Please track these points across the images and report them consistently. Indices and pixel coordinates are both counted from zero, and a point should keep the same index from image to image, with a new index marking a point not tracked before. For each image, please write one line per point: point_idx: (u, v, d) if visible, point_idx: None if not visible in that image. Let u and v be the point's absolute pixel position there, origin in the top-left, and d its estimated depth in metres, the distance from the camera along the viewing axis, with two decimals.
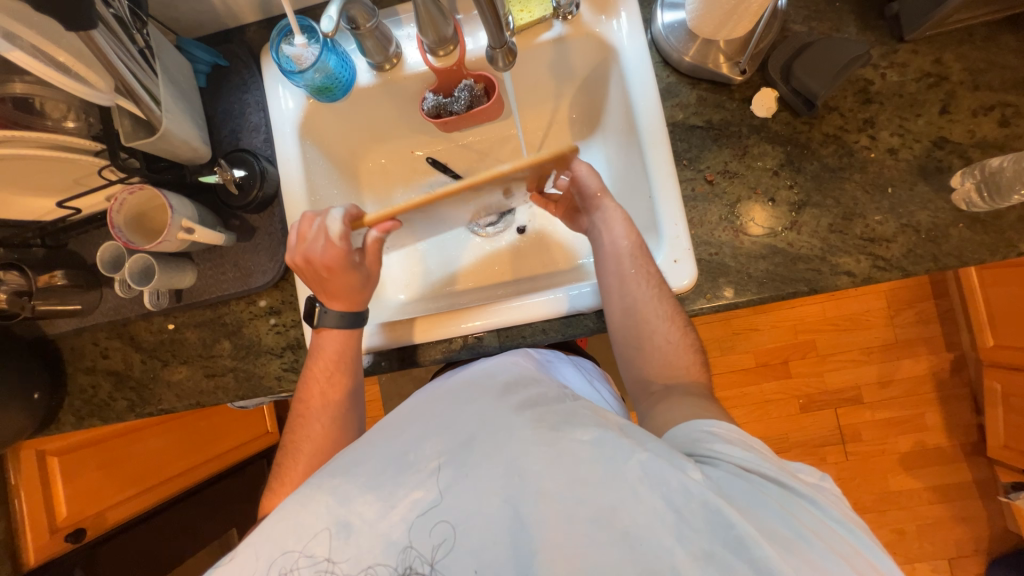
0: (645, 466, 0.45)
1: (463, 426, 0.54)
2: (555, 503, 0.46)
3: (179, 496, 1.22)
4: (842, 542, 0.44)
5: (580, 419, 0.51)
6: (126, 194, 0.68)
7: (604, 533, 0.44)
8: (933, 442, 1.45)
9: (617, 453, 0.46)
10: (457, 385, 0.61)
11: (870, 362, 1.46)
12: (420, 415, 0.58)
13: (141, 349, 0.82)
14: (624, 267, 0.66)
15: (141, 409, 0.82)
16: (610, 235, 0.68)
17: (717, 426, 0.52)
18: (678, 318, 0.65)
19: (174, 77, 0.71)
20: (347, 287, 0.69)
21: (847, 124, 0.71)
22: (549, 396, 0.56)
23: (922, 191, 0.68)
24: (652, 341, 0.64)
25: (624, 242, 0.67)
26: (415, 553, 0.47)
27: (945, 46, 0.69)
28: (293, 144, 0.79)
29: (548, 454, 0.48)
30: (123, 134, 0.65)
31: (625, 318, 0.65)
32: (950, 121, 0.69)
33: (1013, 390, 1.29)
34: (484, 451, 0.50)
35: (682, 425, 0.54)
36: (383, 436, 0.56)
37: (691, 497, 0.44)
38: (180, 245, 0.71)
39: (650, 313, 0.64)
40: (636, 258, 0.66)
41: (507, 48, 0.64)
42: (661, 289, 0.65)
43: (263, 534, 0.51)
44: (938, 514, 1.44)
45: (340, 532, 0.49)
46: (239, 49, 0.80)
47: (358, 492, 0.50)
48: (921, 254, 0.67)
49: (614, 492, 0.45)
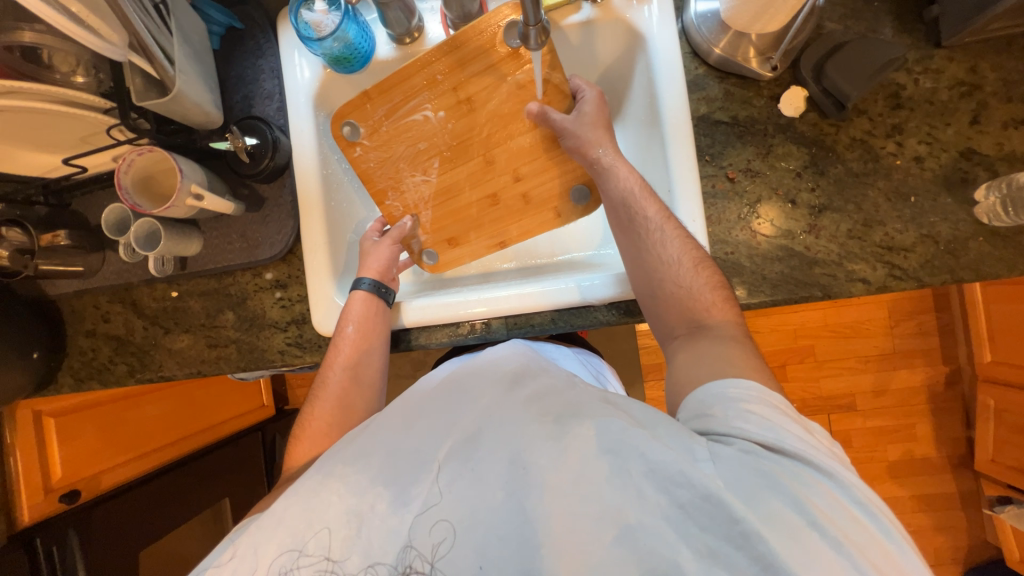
0: (648, 462, 0.44)
1: (468, 421, 0.52)
2: (561, 498, 0.45)
3: (177, 463, 1.20)
4: (860, 530, 0.42)
5: (585, 410, 0.50)
6: (135, 155, 0.66)
7: (611, 529, 0.44)
8: (922, 453, 1.47)
9: (624, 439, 0.46)
10: (461, 371, 0.62)
11: (867, 370, 1.47)
12: (432, 406, 0.56)
13: (143, 315, 0.81)
14: (626, 217, 0.65)
15: (141, 375, 0.81)
16: (610, 183, 0.67)
17: (728, 393, 0.50)
18: (691, 254, 0.62)
19: (189, 36, 0.68)
20: (389, 267, 0.74)
21: (875, 128, 0.69)
22: (558, 386, 0.55)
23: (945, 202, 0.67)
24: (664, 289, 0.62)
25: (631, 188, 0.66)
26: (414, 553, 0.47)
27: (982, 54, 0.68)
28: (306, 115, 0.77)
29: (556, 448, 0.47)
30: (134, 92, 0.62)
31: (637, 267, 0.65)
32: (979, 133, 0.67)
33: (1008, 405, 1.30)
34: (488, 440, 0.50)
35: (700, 390, 0.53)
36: (383, 426, 0.56)
37: (694, 492, 0.42)
38: (188, 211, 0.70)
39: (658, 257, 0.63)
40: (634, 202, 0.65)
41: (541, 26, 0.53)
42: (669, 228, 0.63)
43: (257, 536, 0.50)
44: (922, 523, 1.47)
45: (348, 524, 0.49)
46: (256, 12, 0.78)
47: (368, 487, 0.50)
48: (938, 266, 0.67)
49: (619, 491, 0.44)
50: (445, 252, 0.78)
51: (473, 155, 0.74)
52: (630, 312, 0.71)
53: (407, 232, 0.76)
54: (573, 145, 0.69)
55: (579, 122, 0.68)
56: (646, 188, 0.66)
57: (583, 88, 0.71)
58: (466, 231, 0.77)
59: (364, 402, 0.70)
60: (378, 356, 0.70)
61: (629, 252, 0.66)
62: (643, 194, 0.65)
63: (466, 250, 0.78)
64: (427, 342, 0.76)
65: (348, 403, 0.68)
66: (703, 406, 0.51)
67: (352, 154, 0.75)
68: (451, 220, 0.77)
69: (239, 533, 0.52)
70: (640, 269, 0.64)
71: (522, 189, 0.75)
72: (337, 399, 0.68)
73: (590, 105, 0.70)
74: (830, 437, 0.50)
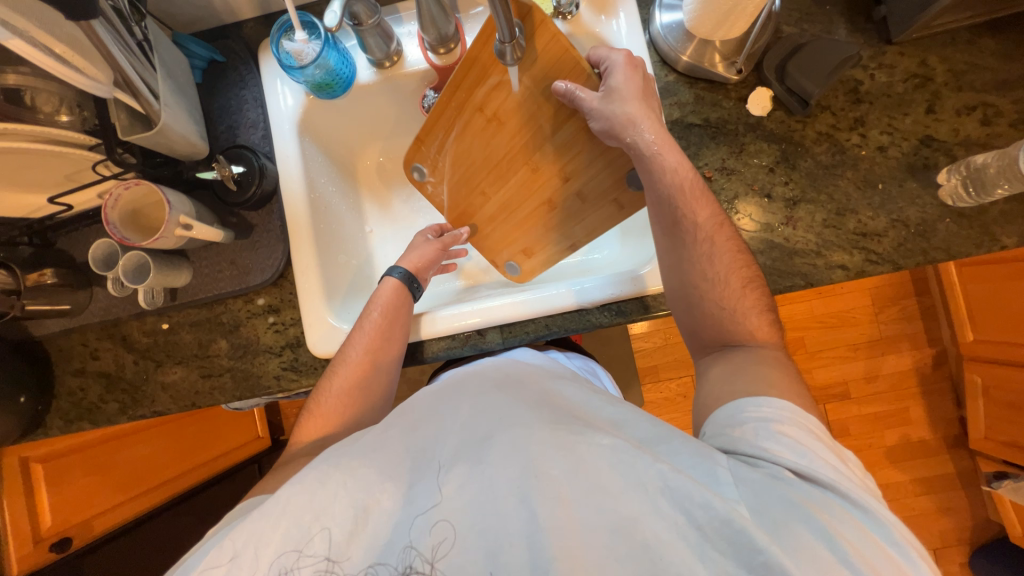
0: (665, 476, 0.44)
1: (480, 423, 0.53)
2: (573, 511, 0.44)
3: (157, 509, 1.16)
4: (890, 567, 0.40)
5: (597, 425, 0.50)
6: (121, 190, 0.67)
7: (625, 543, 0.43)
8: (918, 436, 1.49)
9: (637, 460, 0.45)
10: (475, 370, 0.65)
11: (857, 357, 1.50)
12: (446, 413, 0.56)
13: (133, 349, 0.80)
14: (677, 213, 0.62)
15: (133, 411, 0.80)
16: (656, 173, 0.61)
17: (761, 413, 0.50)
18: (738, 275, 0.61)
19: (173, 71, 0.70)
20: (425, 263, 0.77)
21: (839, 122, 0.73)
22: (580, 403, 0.56)
23: (911, 187, 0.71)
24: (704, 307, 0.62)
25: (684, 184, 0.61)
26: (413, 553, 0.45)
27: (930, 48, 0.72)
28: (292, 141, 0.79)
29: (570, 461, 0.46)
30: (120, 127, 0.64)
31: (675, 278, 0.64)
32: (936, 120, 0.71)
33: (994, 382, 1.33)
34: (500, 444, 0.49)
35: (732, 404, 0.53)
36: (391, 432, 0.55)
37: (714, 516, 0.42)
38: (177, 242, 0.70)
39: (701, 272, 0.62)
40: (685, 197, 0.61)
41: (517, 40, 0.55)
42: (718, 239, 0.62)
43: (257, 528, 0.48)
44: (925, 506, 1.48)
45: (354, 521, 0.48)
46: (237, 44, 0.79)
47: (377, 481, 0.50)
48: (911, 249, 0.70)
49: (635, 502, 0.44)
50: (525, 262, 0.83)
51: (472, 169, 0.75)
52: (622, 312, 0.72)
53: (460, 241, 0.80)
54: (605, 130, 0.61)
55: (613, 103, 0.59)
56: (689, 181, 0.61)
57: (608, 55, 0.63)
58: (537, 241, 0.79)
59: (377, 388, 0.68)
60: (399, 342, 0.70)
61: (671, 254, 0.64)
62: (695, 193, 0.62)
63: (541, 258, 0.81)
64: (421, 357, 0.76)
65: (365, 388, 0.67)
66: (732, 422, 0.51)
67: (426, 191, 0.81)
68: (520, 234, 0.79)
69: (232, 530, 0.50)
70: (677, 276, 0.64)
71: (573, 187, 0.71)
72: (352, 383, 0.67)
73: (624, 80, 0.61)
74: (863, 467, 0.49)
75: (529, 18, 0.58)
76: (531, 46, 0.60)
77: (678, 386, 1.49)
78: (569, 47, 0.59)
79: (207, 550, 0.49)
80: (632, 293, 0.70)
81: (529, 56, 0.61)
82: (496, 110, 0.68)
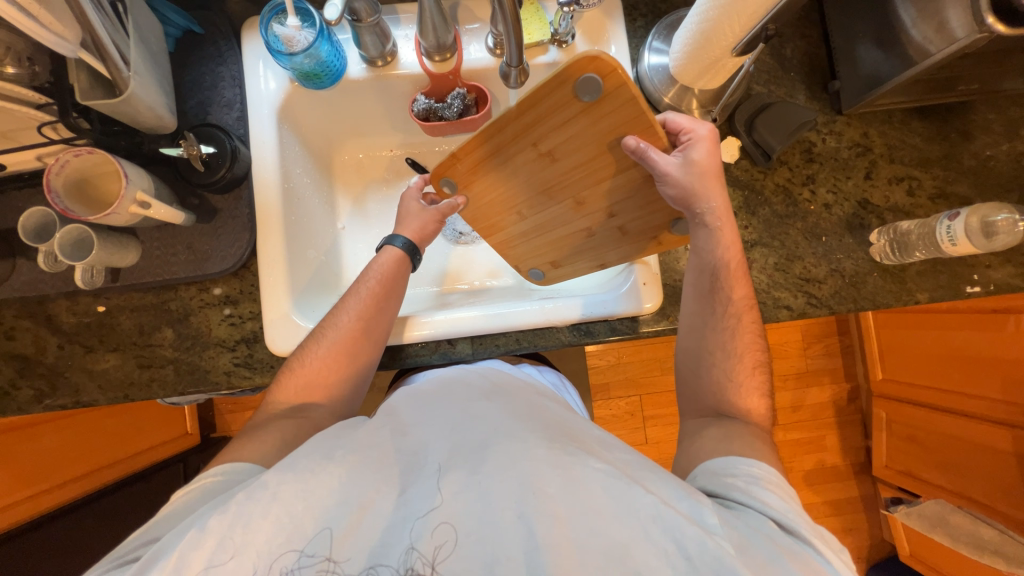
0: (658, 508, 0.44)
1: (475, 434, 0.53)
2: (568, 532, 0.44)
3: (49, 515, 1.02)
4: None
5: (590, 449, 0.51)
6: (71, 156, 0.61)
7: (617, 570, 0.42)
8: (831, 462, 1.65)
9: (630, 490, 0.46)
10: (457, 377, 0.68)
11: (785, 388, 1.64)
12: (445, 424, 0.57)
13: (59, 332, 0.72)
14: (717, 285, 0.66)
15: (50, 400, 0.71)
16: (702, 245, 0.66)
17: (750, 470, 0.53)
18: (751, 357, 0.65)
19: (145, 37, 0.66)
20: (427, 234, 0.75)
21: (793, 177, 0.81)
22: (576, 427, 0.57)
23: (848, 242, 0.80)
24: (710, 373, 0.66)
25: (727, 261, 0.65)
26: (416, 555, 0.44)
27: (871, 122, 0.82)
28: (270, 127, 0.75)
29: (565, 480, 0.46)
30: (78, 90, 0.59)
31: (691, 338, 0.68)
32: (872, 186, 0.81)
33: (896, 417, 1.50)
34: (498, 456, 0.49)
35: (715, 461, 0.57)
36: (381, 445, 0.54)
37: (705, 549, 0.42)
38: (129, 219, 0.64)
39: (719, 341, 0.66)
40: (728, 274, 0.65)
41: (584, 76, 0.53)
42: (744, 318, 0.66)
43: (246, 510, 0.45)
44: (832, 526, 1.64)
45: (352, 515, 0.47)
46: (218, 18, 0.75)
47: (371, 480, 0.49)
48: (845, 296, 0.79)
49: (627, 527, 0.44)
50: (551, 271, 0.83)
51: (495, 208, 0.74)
52: (589, 333, 0.75)
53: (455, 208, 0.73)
54: (674, 197, 0.62)
55: (689, 174, 0.60)
56: (735, 261, 0.65)
57: (693, 126, 0.63)
58: (565, 257, 0.79)
59: (366, 355, 0.67)
60: (392, 312, 0.69)
61: (698, 316, 0.68)
62: (735, 271, 0.66)
63: (568, 270, 0.82)
64: (385, 360, 0.76)
65: (351, 355, 0.66)
66: (723, 473, 0.54)
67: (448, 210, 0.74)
68: (551, 248, 0.78)
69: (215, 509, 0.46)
70: (697, 338, 0.68)
71: (618, 224, 0.70)
72: (343, 348, 0.65)
73: (700, 153, 0.62)
74: (839, 544, 0.49)
75: (608, 78, 0.53)
76: (606, 102, 0.55)
77: (627, 405, 1.55)
78: (645, 110, 0.56)
79: (189, 525, 0.45)
80: (602, 316, 0.73)
81: (601, 109, 0.56)
82: (553, 148, 0.62)
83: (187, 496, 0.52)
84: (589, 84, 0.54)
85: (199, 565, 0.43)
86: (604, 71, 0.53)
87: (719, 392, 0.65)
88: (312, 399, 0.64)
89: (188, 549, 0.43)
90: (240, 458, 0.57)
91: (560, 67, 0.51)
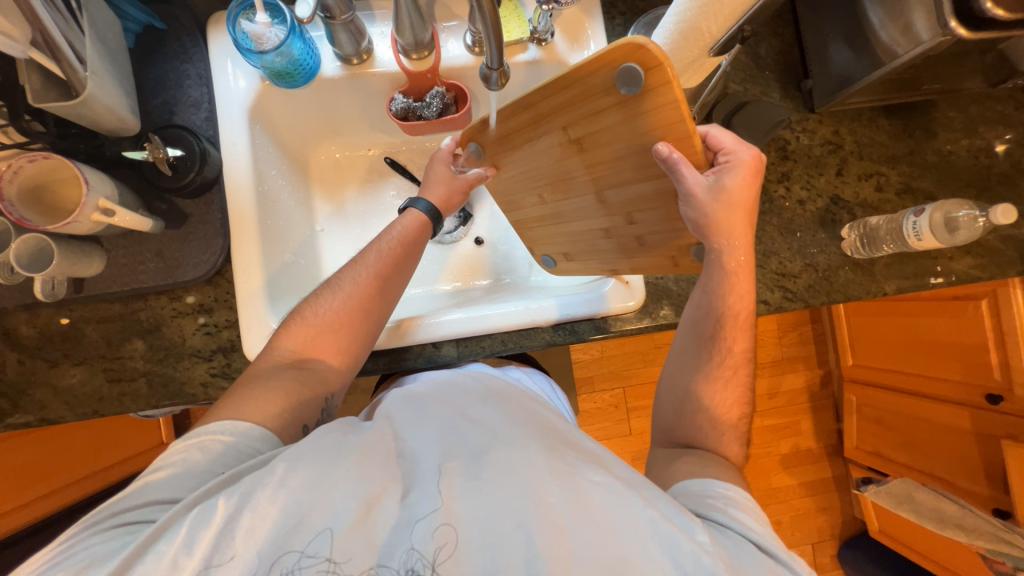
0: (656, 524, 0.45)
1: (475, 439, 0.53)
2: (568, 542, 0.44)
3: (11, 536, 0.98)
4: None
5: (590, 459, 0.51)
6: (24, 162, 0.58)
7: None
8: (806, 445, 1.72)
9: (631, 505, 0.46)
10: (451, 379, 0.67)
11: (763, 376, 1.70)
12: (443, 426, 0.56)
13: (19, 347, 0.68)
14: (709, 334, 0.66)
15: (13, 419, 0.68)
16: (709, 286, 0.64)
17: (725, 492, 0.56)
18: (738, 411, 0.66)
19: (103, 34, 0.62)
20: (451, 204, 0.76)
21: (769, 175, 0.83)
22: (572, 435, 0.57)
23: (821, 237, 0.82)
24: (695, 420, 0.66)
25: (730, 315, 0.65)
26: (416, 555, 0.44)
27: (842, 120, 0.85)
28: (240, 127, 0.72)
29: (566, 491, 0.46)
30: (30, 91, 0.55)
31: (672, 385, 0.69)
32: (842, 182, 0.84)
33: (865, 400, 1.57)
34: (498, 464, 0.49)
35: (699, 480, 0.58)
36: (377, 449, 0.52)
37: (701, 567, 0.43)
38: (93, 227, 0.61)
39: (703, 391, 0.66)
40: (726, 329, 0.65)
41: (625, 69, 0.50)
42: (738, 375, 0.66)
43: (252, 492, 0.46)
44: (807, 506, 1.71)
45: (358, 512, 0.46)
46: (182, 14, 0.72)
47: (379, 477, 0.49)
48: (818, 290, 0.81)
49: (627, 540, 0.44)
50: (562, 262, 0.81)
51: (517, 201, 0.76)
52: (574, 332, 0.76)
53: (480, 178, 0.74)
54: (693, 218, 0.59)
55: (711, 202, 0.57)
56: (743, 314, 0.65)
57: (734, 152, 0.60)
58: (579, 252, 0.76)
59: (377, 314, 0.65)
60: (406, 277, 0.70)
61: (692, 357, 0.67)
62: (739, 327, 0.65)
63: (579, 266, 0.78)
64: (369, 365, 0.75)
65: (364, 313, 0.64)
66: (702, 496, 0.56)
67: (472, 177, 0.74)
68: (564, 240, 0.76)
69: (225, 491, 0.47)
70: (681, 385, 0.68)
71: (636, 232, 0.67)
72: (357, 302, 0.64)
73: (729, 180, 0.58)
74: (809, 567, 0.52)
75: (653, 73, 0.50)
76: (643, 98, 0.52)
77: (611, 397, 1.57)
78: (684, 118, 0.52)
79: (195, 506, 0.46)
80: (586, 314, 0.74)
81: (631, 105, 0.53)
82: (582, 138, 0.60)
83: (184, 452, 0.51)
84: (632, 74, 0.50)
85: (206, 545, 0.44)
86: (649, 63, 0.49)
87: (700, 388, 0.66)
88: (317, 351, 0.62)
89: (200, 523, 0.45)
90: (245, 417, 0.54)
91: (602, 50, 0.49)
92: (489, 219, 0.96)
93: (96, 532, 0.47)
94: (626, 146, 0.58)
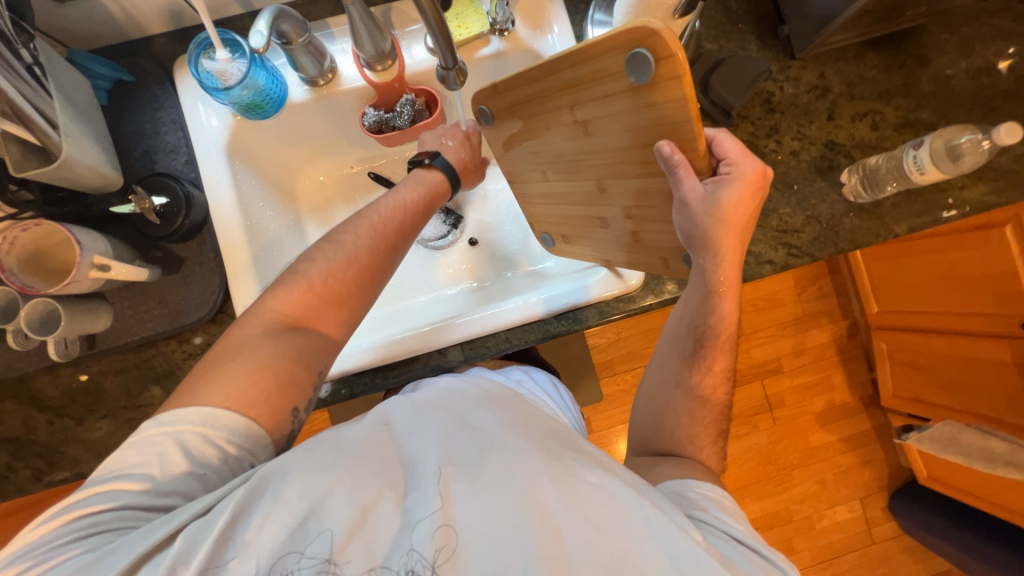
0: (653, 522, 0.46)
1: (474, 437, 0.52)
2: (566, 542, 0.44)
3: None
4: None
5: (588, 457, 0.52)
6: (18, 232, 0.60)
7: None
8: (841, 399, 1.67)
9: (630, 503, 0.47)
10: (450, 385, 0.62)
11: (786, 335, 1.66)
12: (439, 421, 0.54)
13: (45, 408, 0.71)
14: (694, 350, 0.65)
15: (50, 477, 0.70)
16: (688, 300, 0.64)
17: (704, 492, 0.56)
18: (713, 426, 0.65)
19: (73, 96, 0.64)
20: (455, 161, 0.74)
21: (757, 130, 0.80)
22: (568, 432, 0.57)
23: (820, 186, 0.79)
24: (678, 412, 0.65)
25: (711, 326, 0.64)
26: (416, 556, 0.44)
27: (826, 62, 0.81)
28: (221, 166, 0.73)
29: (566, 492, 0.47)
30: (11, 162, 0.57)
31: (658, 389, 0.67)
32: (836, 127, 0.80)
33: (895, 346, 1.52)
34: (497, 465, 0.48)
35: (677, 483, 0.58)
36: (375, 450, 0.51)
37: (697, 561, 0.44)
38: (93, 284, 0.63)
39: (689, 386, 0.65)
40: (710, 344, 0.64)
41: (636, 56, 0.46)
42: (717, 393, 0.65)
43: (249, 506, 0.45)
44: (850, 461, 1.66)
45: (354, 518, 0.45)
46: (148, 63, 0.74)
47: (373, 483, 0.48)
48: (824, 241, 0.78)
49: (627, 538, 0.45)
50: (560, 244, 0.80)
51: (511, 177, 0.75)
52: (578, 320, 0.75)
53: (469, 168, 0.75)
54: (685, 229, 0.58)
55: (704, 216, 0.56)
56: (725, 332, 0.64)
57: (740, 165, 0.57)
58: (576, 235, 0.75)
59: (389, 264, 0.65)
60: (414, 231, 0.69)
61: (673, 352, 0.66)
62: (717, 342, 0.64)
63: (578, 248, 0.77)
64: (381, 381, 0.75)
65: (380, 265, 0.64)
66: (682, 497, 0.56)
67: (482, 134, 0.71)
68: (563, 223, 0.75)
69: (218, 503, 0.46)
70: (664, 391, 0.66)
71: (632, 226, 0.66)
72: (372, 250, 0.63)
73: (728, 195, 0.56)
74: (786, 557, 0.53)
75: (661, 65, 0.46)
76: (650, 90, 0.49)
77: (633, 378, 1.56)
78: (692, 119, 0.49)
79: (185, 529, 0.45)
80: (586, 300, 0.73)
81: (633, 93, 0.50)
82: (589, 120, 0.57)
83: (160, 444, 0.48)
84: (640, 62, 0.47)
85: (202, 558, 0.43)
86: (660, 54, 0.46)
87: (712, 359, 0.65)
88: (330, 300, 0.60)
89: (195, 539, 0.44)
90: (227, 407, 0.51)
91: (615, 30, 0.46)
92: (482, 219, 0.96)
93: (61, 542, 0.44)
94: (621, 135, 0.56)
